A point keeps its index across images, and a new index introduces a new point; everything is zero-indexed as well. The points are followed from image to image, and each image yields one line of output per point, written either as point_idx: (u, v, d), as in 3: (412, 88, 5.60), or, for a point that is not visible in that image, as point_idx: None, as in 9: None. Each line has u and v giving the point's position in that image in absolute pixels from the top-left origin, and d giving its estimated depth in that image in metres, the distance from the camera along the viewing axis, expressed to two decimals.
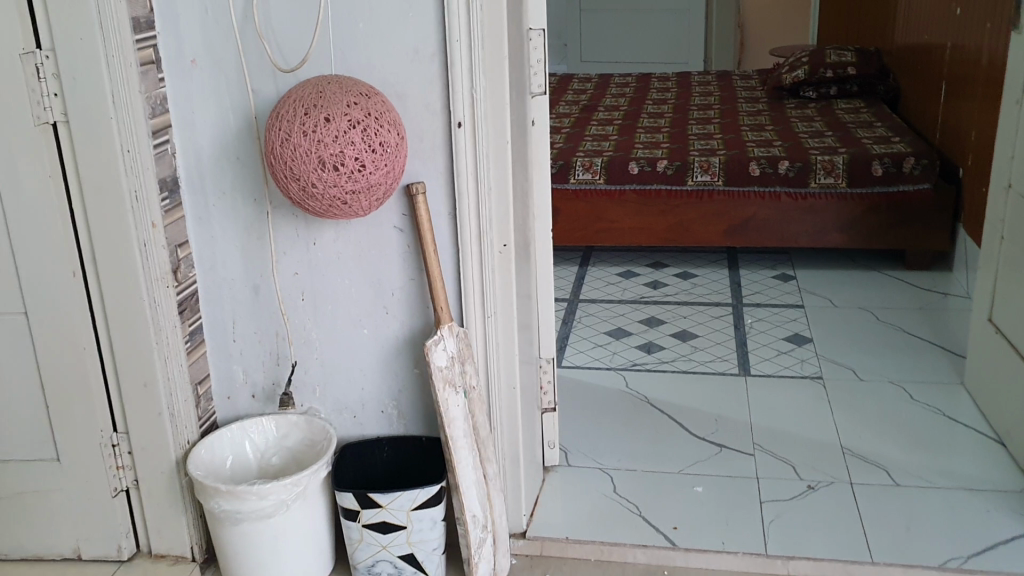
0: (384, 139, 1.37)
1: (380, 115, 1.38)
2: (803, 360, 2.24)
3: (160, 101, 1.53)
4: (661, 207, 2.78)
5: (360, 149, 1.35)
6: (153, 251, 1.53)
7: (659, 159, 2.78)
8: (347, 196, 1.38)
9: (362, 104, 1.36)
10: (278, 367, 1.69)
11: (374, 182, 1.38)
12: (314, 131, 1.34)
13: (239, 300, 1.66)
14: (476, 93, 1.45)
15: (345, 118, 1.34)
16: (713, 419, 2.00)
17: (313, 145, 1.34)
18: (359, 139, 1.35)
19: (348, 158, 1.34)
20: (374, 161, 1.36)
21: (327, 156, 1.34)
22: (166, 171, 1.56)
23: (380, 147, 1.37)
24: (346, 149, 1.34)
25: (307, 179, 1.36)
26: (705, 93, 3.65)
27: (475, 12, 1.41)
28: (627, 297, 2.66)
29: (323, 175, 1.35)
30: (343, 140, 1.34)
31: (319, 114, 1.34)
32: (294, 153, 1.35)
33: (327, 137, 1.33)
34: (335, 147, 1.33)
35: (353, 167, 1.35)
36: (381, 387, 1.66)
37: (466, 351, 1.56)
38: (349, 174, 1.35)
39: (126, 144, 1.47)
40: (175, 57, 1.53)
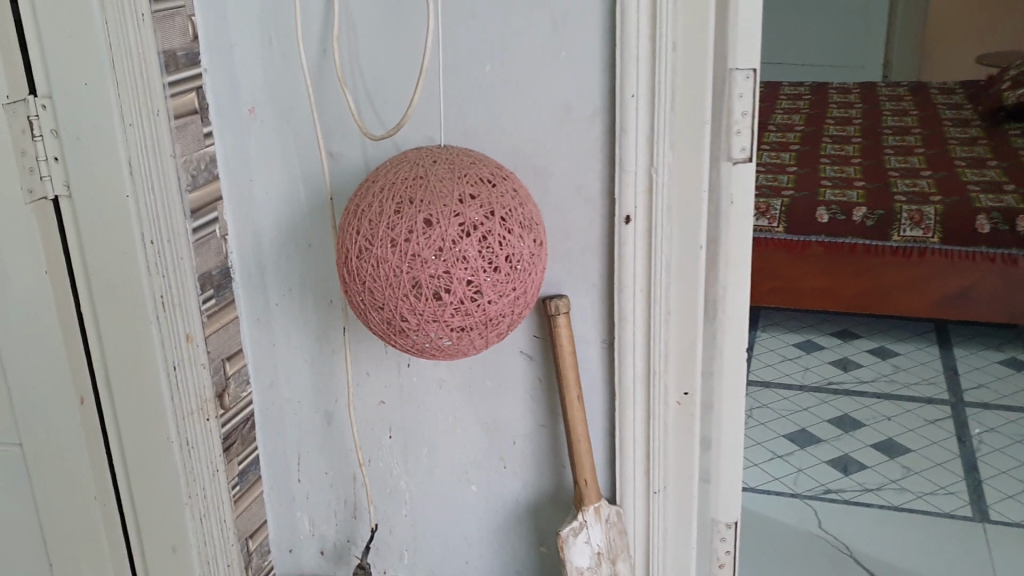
0: (513, 251, 0.89)
1: (508, 213, 0.90)
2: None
3: (207, 166, 1.10)
4: (857, 265, 2.25)
5: (475, 270, 0.87)
6: (186, 376, 1.10)
7: (857, 205, 2.22)
8: (453, 334, 0.90)
9: (481, 198, 0.88)
10: (355, 520, 1.25)
11: (494, 316, 0.90)
12: (405, 240, 0.87)
13: (305, 428, 1.22)
14: (656, 175, 0.95)
15: (455, 221, 0.87)
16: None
17: (404, 262, 0.87)
18: (473, 254, 0.87)
19: (456, 284, 0.87)
20: (496, 286, 0.89)
21: (424, 279, 0.87)
22: (210, 262, 1.12)
23: (505, 265, 0.89)
24: (454, 270, 0.87)
25: (394, 311, 0.90)
26: (899, 112, 3.06)
27: (665, 56, 0.91)
28: (811, 381, 2.15)
29: (418, 306, 0.88)
30: (448, 254, 0.86)
31: (413, 213, 0.87)
32: (374, 270, 0.89)
33: (424, 250, 0.86)
34: (435, 266, 0.87)
35: (463, 297, 0.88)
36: (493, 563, 1.20)
37: (619, 544, 1.07)
38: (456, 306, 0.88)
39: (149, 233, 1.03)
40: (228, 106, 1.09)
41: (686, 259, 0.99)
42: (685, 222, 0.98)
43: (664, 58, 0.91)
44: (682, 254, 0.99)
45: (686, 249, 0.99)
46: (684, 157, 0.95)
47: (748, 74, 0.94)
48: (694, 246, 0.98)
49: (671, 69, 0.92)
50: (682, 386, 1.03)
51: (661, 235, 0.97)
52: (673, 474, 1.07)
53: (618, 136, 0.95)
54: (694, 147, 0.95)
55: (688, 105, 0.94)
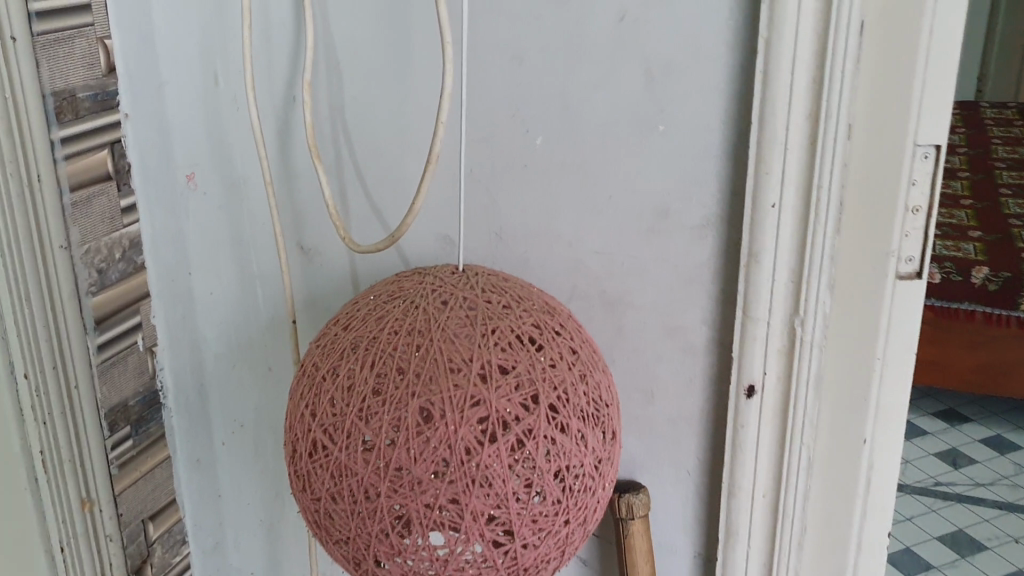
0: (565, 461, 0.54)
1: (560, 396, 0.54)
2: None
3: (125, 252, 0.75)
4: (973, 337, 1.87)
5: (502, 497, 0.52)
6: (82, 557, 0.76)
7: (976, 263, 1.84)
8: None
9: (518, 373, 0.53)
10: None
11: (529, 564, 0.55)
12: (386, 441, 0.52)
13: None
14: (802, 333, 0.61)
15: (471, 416, 0.52)
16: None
17: (384, 479, 0.52)
18: (501, 470, 0.52)
19: (469, 518, 0.52)
20: (535, 519, 0.54)
21: (415, 509, 0.52)
22: (123, 390, 0.77)
23: (552, 485, 0.54)
24: (466, 499, 0.52)
25: (364, 550, 0.55)
26: (1012, 141, 2.64)
27: (829, 150, 0.56)
28: (913, 479, 1.77)
29: (403, 548, 0.53)
30: (458, 473, 0.51)
31: (403, 396, 0.52)
32: (335, 482, 0.54)
33: (417, 464, 0.52)
34: (435, 490, 0.52)
35: (479, 538, 0.53)
36: None
37: None
38: (467, 552, 0.53)
39: (21, 364, 0.69)
40: (161, 172, 0.76)
41: (841, 456, 0.64)
42: (839, 398, 0.63)
43: (830, 151, 0.56)
44: (832, 447, 0.64)
45: (840, 439, 0.64)
46: (848, 305, 0.61)
47: (927, 152, 0.57)
48: (857, 437, 0.64)
49: (839, 170, 0.57)
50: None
51: (804, 424, 0.63)
52: None
53: (744, 267, 0.60)
54: (864, 286, 0.60)
55: (861, 225, 0.58)
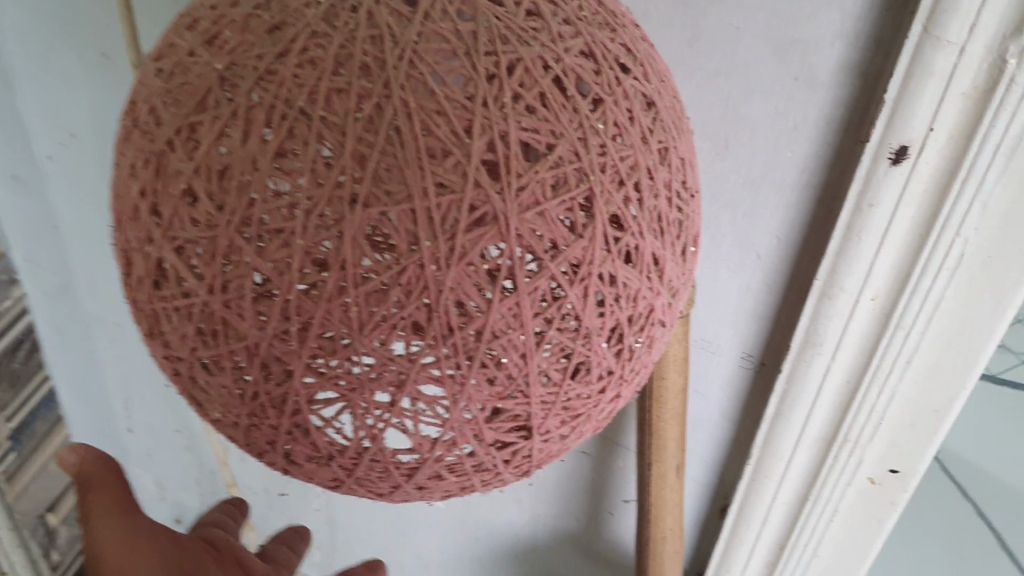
0: (629, 311, 0.30)
1: (629, 197, 0.29)
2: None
3: None
4: None
5: (518, 382, 0.29)
6: None
7: None
8: (427, 496, 0.33)
9: (558, 158, 0.27)
10: (255, 500, 0.78)
11: (546, 457, 0.33)
12: (302, 286, 0.27)
13: (133, 389, 0.70)
14: (1014, 73, 0.35)
15: (470, 249, 0.26)
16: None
17: (300, 352, 0.28)
18: (520, 340, 0.28)
19: (457, 415, 0.29)
20: (569, 404, 0.31)
21: (359, 402, 0.28)
22: None
23: (604, 352, 0.30)
24: (453, 387, 0.28)
25: (266, 444, 0.32)
26: None
27: None
28: None
29: (338, 449, 0.31)
30: (443, 350, 0.27)
31: (330, 204, 0.26)
32: (209, 340, 0.29)
33: (364, 331, 0.27)
34: (397, 377, 0.28)
35: (472, 441, 0.30)
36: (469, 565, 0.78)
37: None
38: (448, 457, 0.31)
39: None
40: None
41: (1000, 256, 0.41)
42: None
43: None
44: (998, 247, 0.41)
45: (1010, 237, 0.40)
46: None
47: None
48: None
49: None
50: (888, 460, 0.52)
51: (967, 210, 0.40)
52: (811, 548, 0.59)
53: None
54: None
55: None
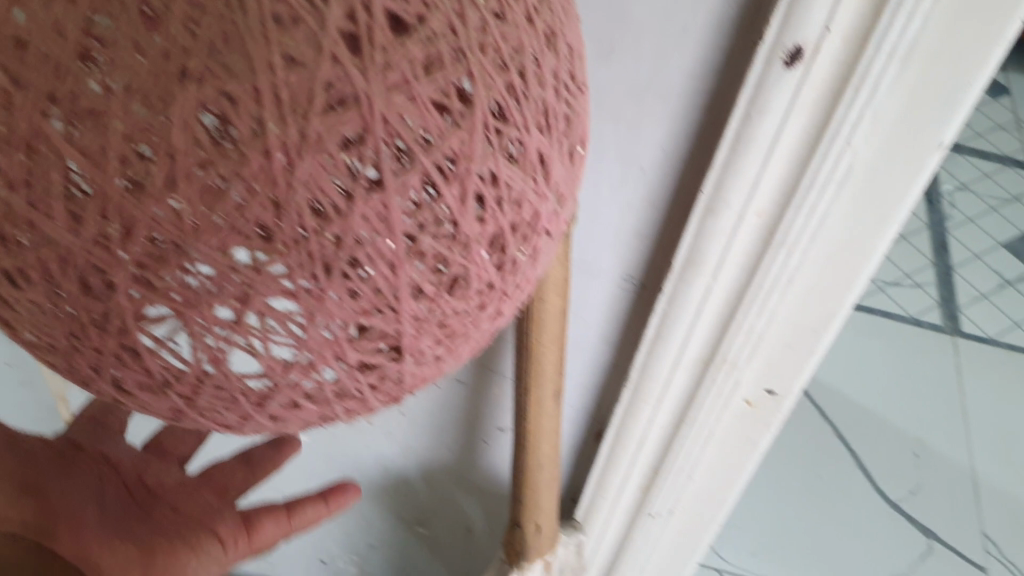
0: (512, 217, 0.27)
1: (512, 86, 0.26)
2: (1009, 349, 1.38)
3: None
4: None
5: (387, 296, 0.25)
6: None
7: None
8: (282, 428, 0.30)
9: (431, 34, 0.24)
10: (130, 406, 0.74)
11: (418, 383, 0.30)
12: (122, 180, 0.23)
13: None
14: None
15: (328, 137, 0.22)
16: (890, 496, 1.16)
17: (122, 262, 0.23)
18: (387, 248, 0.24)
19: (314, 334, 0.25)
20: (443, 322, 0.28)
21: (197, 319, 0.24)
22: None
23: (484, 264, 0.27)
24: (309, 303, 0.24)
25: (90, 371, 0.27)
26: None
27: None
28: None
29: (176, 375, 0.27)
30: (297, 259, 0.23)
31: (158, 80, 0.22)
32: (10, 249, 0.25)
33: (199, 237, 0.23)
34: (242, 290, 0.24)
35: (333, 364, 0.26)
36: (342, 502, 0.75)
37: (576, 558, 0.65)
38: (306, 383, 0.27)
39: None
40: None
41: (887, 169, 0.39)
42: (921, 92, 0.36)
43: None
44: (884, 160, 0.39)
45: (898, 149, 0.39)
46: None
47: None
48: (928, 145, 0.38)
49: None
50: (765, 381, 0.51)
51: (856, 121, 0.38)
52: (685, 472, 0.58)
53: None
54: None
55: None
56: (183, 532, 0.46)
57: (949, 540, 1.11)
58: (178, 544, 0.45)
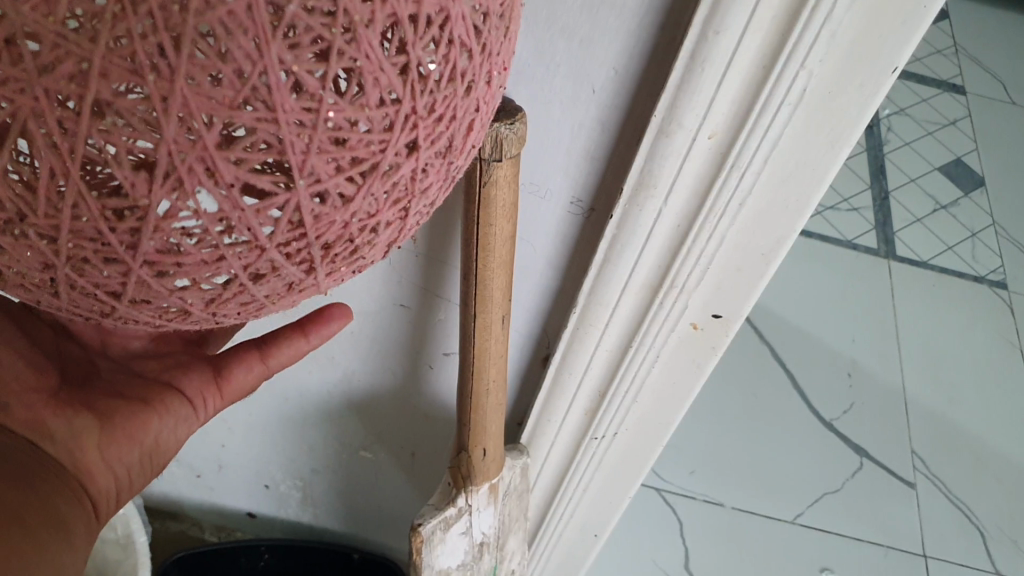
0: (413, 6, 0.22)
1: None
2: (938, 270, 1.42)
3: None
4: None
5: (256, 82, 0.20)
6: None
7: None
8: (179, 293, 0.25)
9: None
10: None
11: (323, 221, 0.24)
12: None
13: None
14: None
15: None
16: (823, 415, 1.19)
17: None
18: (247, 17, 0.19)
19: (170, 132, 0.20)
20: (342, 138, 0.22)
21: (30, 109, 0.20)
22: None
23: (382, 61, 0.22)
24: (154, 85, 0.19)
25: None
26: None
27: None
28: None
29: (28, 205, 0.22)
30: (136, 26, 0.19)
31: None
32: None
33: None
34: (77, 69, 0.19)
35: (206, 181, 0.21)
36: (288, 432, 0.74)
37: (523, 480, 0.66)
38: (182, 214, 0.22)
39: None
40: None
41: (844, 88, 0.39)
42: (881, 12, 0.36)
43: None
44: (840, 80, 0.39)
45: (854, 70, 0.38)
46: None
47: None
48: (884, 65, 0.38)
49: None
50: (711, 307, 0.51)
51: (814, 39, 0.37)
52: (629, 396, 0.59)
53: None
54: None
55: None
56: (145, 396, 0.48)
57: (879, 458, 1.15)
58: (139, 407, 0.47)
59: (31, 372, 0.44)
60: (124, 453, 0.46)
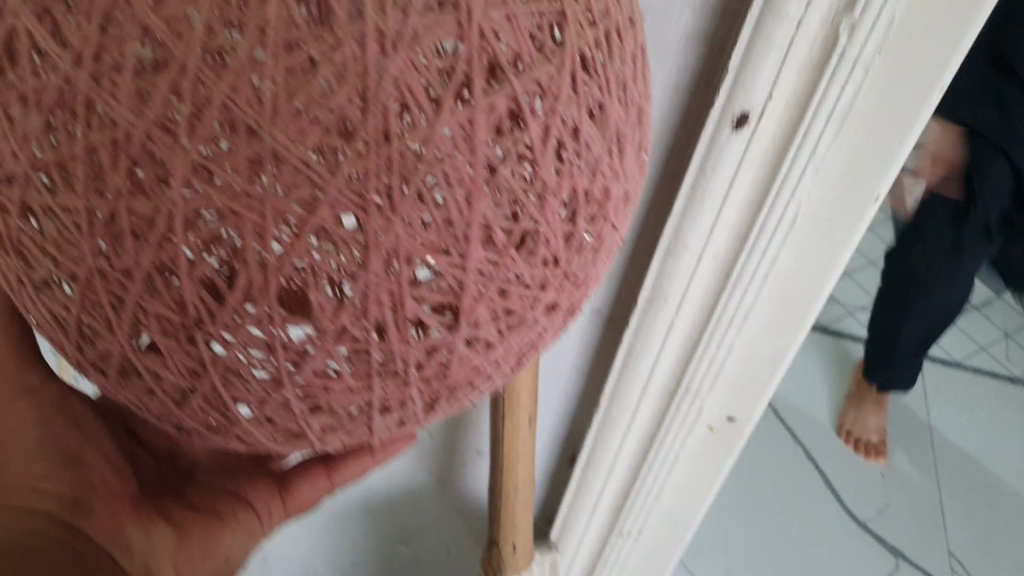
0: (587, 180, 0.23)
1: (601, 42, 0.23)
2: (982, 380, 1.43)
3: None
4: None
5: (457, 227, 0.21)
6: None
7: None
8: (300, 424, 0.24)
9: None
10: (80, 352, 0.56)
11: (461, 387, 0.25)
12: (207, 54, 0.19)
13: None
14: (846, 45, 0.37)
15: (423, 36, 0.20)
16: (857, 513, 1.19)
17: (186, 147, 0.20)
18: (466, 172, 0.21)
19: (374, 261, 0.21)
20: (505, 291, 0.23)
21: (253, 224, 0.20)
22: None
23: (557, 227, 0.23)
24: (371, 217, 0.20)
25: (101, 302, 0.22)
26: None
27: None
28: None
29: (211, 310, 0.21)
30: (372, 166, 0.20)
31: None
32: (55, 142, 0.20)
33: (278, 122, 0.19)
34: (310, 195, 0.20)
35: (388, 311, 0.22)
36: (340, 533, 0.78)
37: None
38: (352, 337, 0.22)
39: None
40: None
41: (832, 215, 0.44)
42: (857, 149, 0.41)
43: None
44: (827, 209, 0.44)
45: (838, 200, 0.43)
46: (930, 21, 0.36)
47: None
48: (865, 197, 0.43)
49: None
50: (725, 410, 0.55)
51: (802, 175, 0.42)
52: (652, 496, 0.62)
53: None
54: None
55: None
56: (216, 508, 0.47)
57: (920, 561, 1.14)
58: (209, 522, 0.46)
59: (114, 477, 0.44)
60: (193, 569, 0.45)
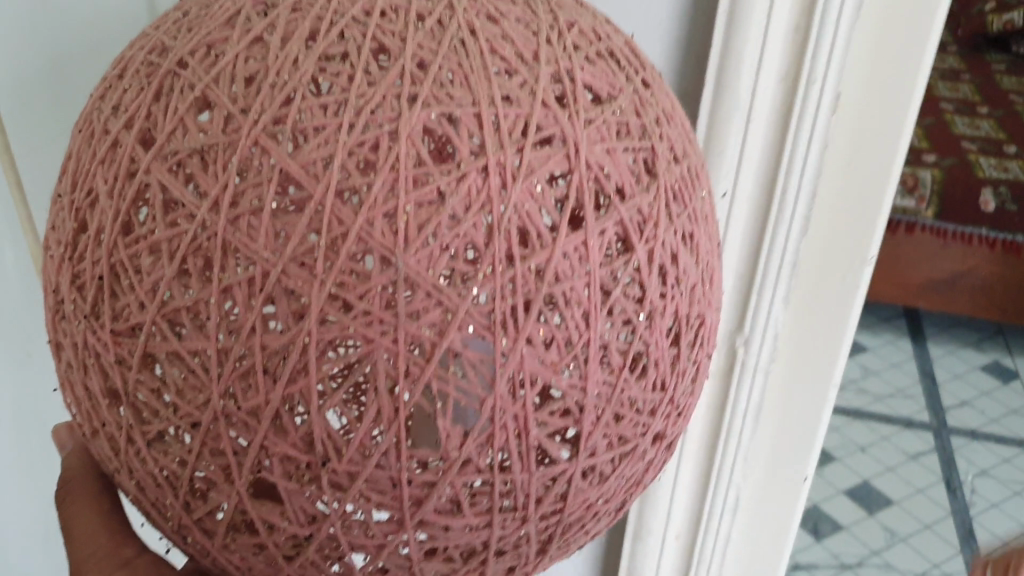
0: (686, 307, 0.25)
1: (685, 179, 0.25)
2: None
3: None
4: None
5: (578, 346, 0.22)
6: None
7: None
8: (417, 571, 0.24)
9: (621, 108, 0.24)
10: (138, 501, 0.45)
11: (574, 523, 0.25)
12: (341, 192, 0.20)
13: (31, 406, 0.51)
14: (744, 354, 0.43)
15: (539, 168, 0.21)
16: (964, 482, 0.99)
17: (322, 278, 0.20)
18: (584, 293, 0.22)
19: (501, 384, 0.21)
20: (620, 415, 0.23)
21: (384, 351, 0.20)
22: None
23: (664, 348, 0.24)
24: (494, 335, 0.21)
25: (224, 458, 0.22)
26: None
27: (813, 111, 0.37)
28: None
29: (335, 447, 0.21)
30: (497, 287, 0.21)
31: (385, 103, 0.21)
32: (188, 286, 0.21)
33: (410, 249, 0.20)
34: (440, 318, 0.21)
35: (512, 437, 0.22)
36: None
37: None
38: (478, 470, 0.22)
39: None
40: None
41: (772, 491, 0.48)
42: (777, 436, 0.46)
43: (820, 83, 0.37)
44: (765, 486, 0.48)
45: (774, 478, 0.47)
46: (822, 278, 0.41)
47: None
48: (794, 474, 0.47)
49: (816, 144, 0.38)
50: None
51: (734, 465, 0.46)
52: None
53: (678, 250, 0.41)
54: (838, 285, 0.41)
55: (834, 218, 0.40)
56: None
57: None
58: None
59: None
60: None
